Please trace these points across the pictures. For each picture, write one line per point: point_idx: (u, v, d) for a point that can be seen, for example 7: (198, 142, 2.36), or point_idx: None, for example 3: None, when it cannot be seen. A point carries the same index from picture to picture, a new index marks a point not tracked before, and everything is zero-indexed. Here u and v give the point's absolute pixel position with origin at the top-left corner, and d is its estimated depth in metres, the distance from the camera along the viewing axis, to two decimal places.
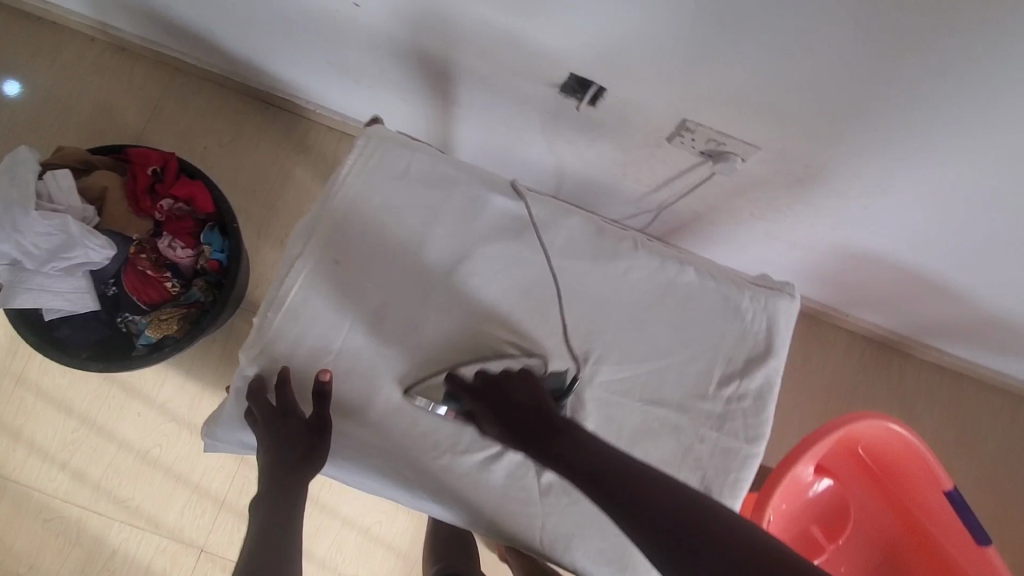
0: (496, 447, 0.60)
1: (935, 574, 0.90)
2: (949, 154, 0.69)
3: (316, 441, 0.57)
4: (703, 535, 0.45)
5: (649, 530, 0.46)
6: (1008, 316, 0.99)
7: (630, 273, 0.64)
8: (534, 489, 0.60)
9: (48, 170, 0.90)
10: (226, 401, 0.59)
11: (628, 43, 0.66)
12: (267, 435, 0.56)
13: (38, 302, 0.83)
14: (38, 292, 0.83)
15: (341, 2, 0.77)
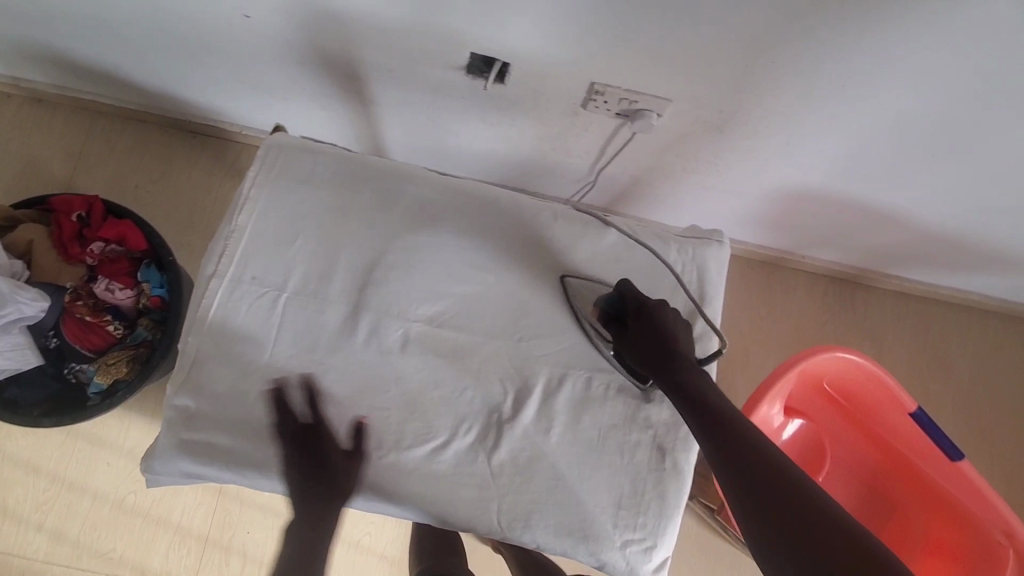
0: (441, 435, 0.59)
1: (915, 490, 0.92)
2: (853, 80, 0.69)
3: (336, 468, 0.57)
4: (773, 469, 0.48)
5: (728, 453, 0.50)
6: (952, 232, 0.99)
7: (552, 244, 0.64)
8: (485, 472, 0.59)
9: None
10: (159, 434, 0.57)
11: (518, 13, 0.65)
12: (282, 462, 0.57)
13: None
14: None
15: (232, 16, 0.75)
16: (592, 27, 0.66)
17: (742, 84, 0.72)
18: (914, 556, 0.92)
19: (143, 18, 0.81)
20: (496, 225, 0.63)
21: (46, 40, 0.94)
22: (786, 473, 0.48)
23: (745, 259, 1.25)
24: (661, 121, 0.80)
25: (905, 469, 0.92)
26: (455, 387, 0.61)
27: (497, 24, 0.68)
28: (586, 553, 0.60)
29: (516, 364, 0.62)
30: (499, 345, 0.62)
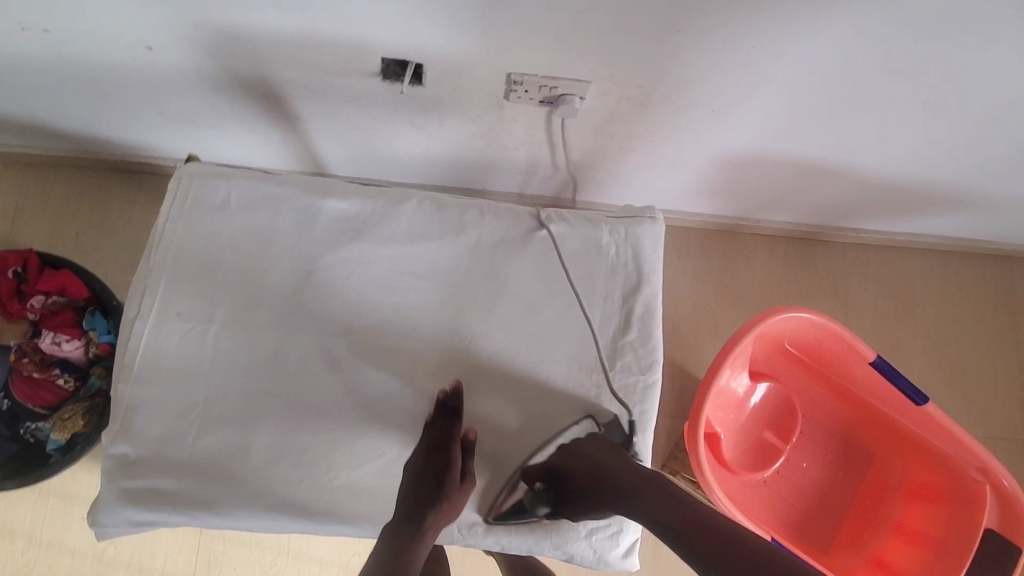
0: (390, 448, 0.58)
1: (887, 437, 0.93)
2: (763, 42, 0.68)
3: (444, 482, 0.55)
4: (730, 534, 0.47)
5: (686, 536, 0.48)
6: (894, 179, 1.00)
7: (481, 241, 0.63)
8: None
9: None
10: (100, 486, 0.56)
11: (418, 13, 0.64)
12: (420, 469, 0.55)
13: None
14: None
15: (135, 50, 0.74)
16: (494, 18, 0.65)
17: (656, 59, 0.71)
18: (895, 506, 0.92)
19: (47, 63, 0.79)
20: (422, 229, 0.62)
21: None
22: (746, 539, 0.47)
23: (702, 230, 1.25)
24: (585, 104, 0.80)
25: (874, 418, 0.93)
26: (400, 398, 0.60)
27: (400, 27, 0.67)
28: (553, 546, 0.59)
29: (459, 367, 0.61)
30: (439, 350, 0.61)
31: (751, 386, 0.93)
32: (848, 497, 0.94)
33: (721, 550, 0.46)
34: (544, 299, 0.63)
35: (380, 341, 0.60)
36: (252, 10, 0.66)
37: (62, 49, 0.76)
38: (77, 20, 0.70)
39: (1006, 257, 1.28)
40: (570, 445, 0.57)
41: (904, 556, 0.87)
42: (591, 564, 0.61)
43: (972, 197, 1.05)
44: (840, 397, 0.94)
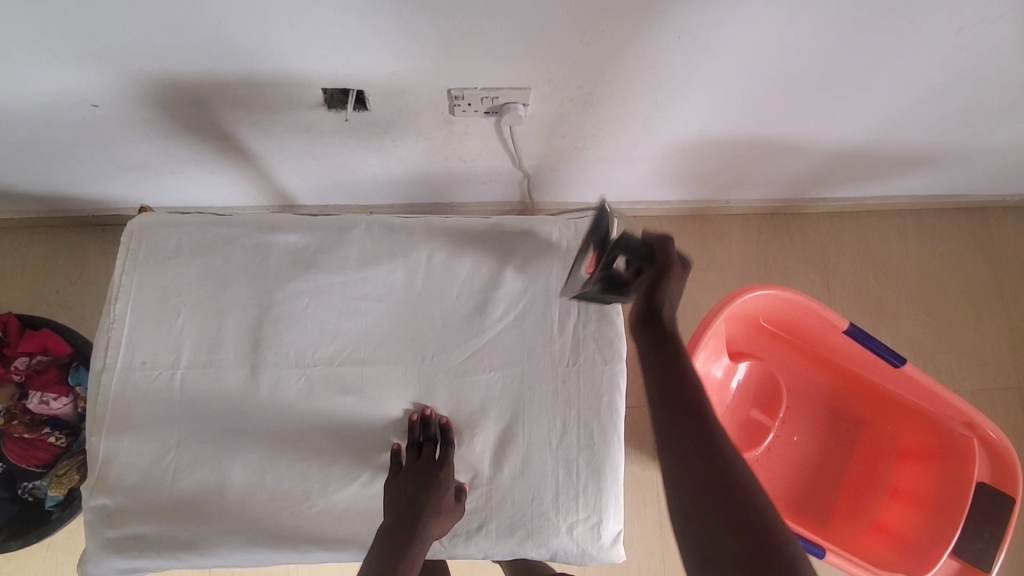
0: (364, 469, 0.59)
1: (872, 401, 0.93)
2: (688, 32, 0.70)
3: (436, 492, 0.56)
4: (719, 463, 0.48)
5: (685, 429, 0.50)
6: (850, 146, 1.01)
7: (434, 256, 0.64)
8: None
9: None
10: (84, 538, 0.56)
11: (346, 44, 0.66)
12: (408, 483, 0.57)
13: None
14: None
15: (83, 108, 0.76)
16: (421, 37, 0.66)
17: (590, 57, 0.72)
18: (890, 469, 0.92)
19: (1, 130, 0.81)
20: (375, 251, 0.64)
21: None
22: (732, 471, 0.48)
23: (673, 217, 1.26)
24: (529, 108, 0.81)
25: (861, 385, 0.93)
26: (368, 420, 0.60)
27: (331, 57, 0.68)
28: (536, 547, 0.60)
29: (425, 383, 0.61)
30: (403, 368, 0.62)
31: (732, 367, 0.93)
32: (844, 466, 0.93)
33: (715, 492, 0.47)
34: (502, 305, 0.64)
35: (346, 366, 0.61)
36: (187, 57, 0.67)
37: (12, 115, 0.77)
38: (21, 87, 0.71)
39: (980, 209, 1.28)
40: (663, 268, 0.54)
41: (903, 518, 0.87)
42: (576, 560, 0.61)
43: (933, 154, 1.05)
44: (825, 368, 0.94)
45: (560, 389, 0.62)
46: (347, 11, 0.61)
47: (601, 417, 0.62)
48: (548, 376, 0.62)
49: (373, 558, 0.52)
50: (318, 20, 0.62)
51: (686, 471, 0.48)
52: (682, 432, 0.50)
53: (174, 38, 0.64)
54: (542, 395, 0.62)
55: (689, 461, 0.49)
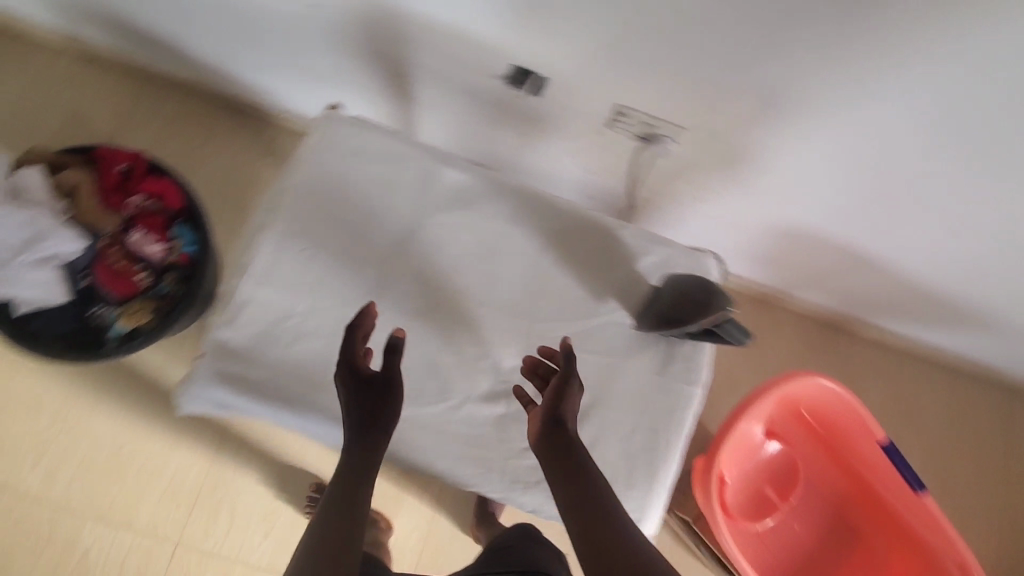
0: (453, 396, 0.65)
1: (879, 521, 0.97)
2: (846, 137, 0.77)
3: (365, 397, 0.57)
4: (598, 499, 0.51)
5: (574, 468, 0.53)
6: (929, 287, 1.07)
7: (570, 239, 0.70)
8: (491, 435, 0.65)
9: (24, 165, 0.94)
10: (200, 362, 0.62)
11: (557, 36, 0.74)
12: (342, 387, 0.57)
13: (10, 293, 0.87)
14: (10, 283, 0.87)
15: (298, 6, 0.84)
16: (623, 54, 0.73)
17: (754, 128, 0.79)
18: None
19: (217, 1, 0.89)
20: (523, 215, 0.70)
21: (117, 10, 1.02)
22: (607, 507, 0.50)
23: (740, 292, 1.33)
24: (675, 148, 0.88)
25: (871, 500, 0.98)
26: (471, 355, 0.67)
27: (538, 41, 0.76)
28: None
29: (528, 343, 0.67)
30: (514, 324, 0.67)
31: (762, 441, 0.98)
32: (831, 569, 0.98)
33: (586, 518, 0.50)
34: (614, 301, 0.70)
35: (466, 302, 0.67)
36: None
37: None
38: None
39: (1020, 392, 1.33)
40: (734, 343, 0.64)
41: None
42: None
43: (997, 321, 1.11)
44: (843, 472, 0.99)
45: (641, 392, 0.68)
46: (582, 12, 0.68)
47: (670, 427, 0.67)
48: (634, 376, 0.68)
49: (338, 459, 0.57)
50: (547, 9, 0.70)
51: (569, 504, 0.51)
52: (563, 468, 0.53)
53: None
54: (623, 391, 0.68)
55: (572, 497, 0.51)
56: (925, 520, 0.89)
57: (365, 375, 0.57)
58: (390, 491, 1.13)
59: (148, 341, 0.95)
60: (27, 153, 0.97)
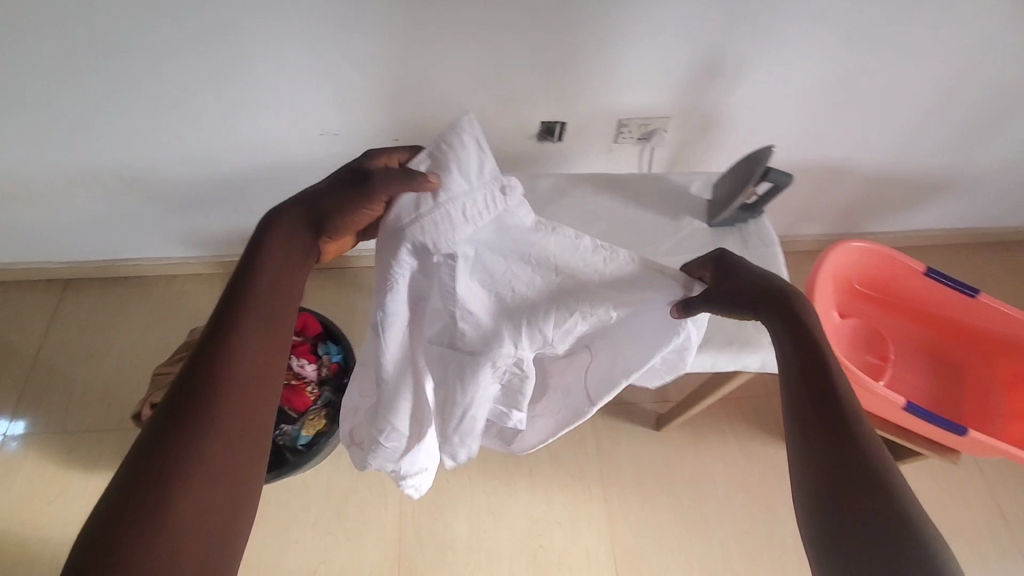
0: None
1: (965, 345, 1.13)
2: (778, 67, 1.06)
3: (341, 185, 0.63)
4: (862, 471, 0.51)
5: (815, 426, 0.56)
6: (896, 171, 1.34)
7: (643, 192, 0.95)
8: None
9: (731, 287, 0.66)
10: None
11: (557, 85, 1.06)
12: (335, 182, 0.64)
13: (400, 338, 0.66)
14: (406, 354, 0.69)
15: (385, 142, 1.16)
16: (614, 74, 1.05)
17: (731, 86, 1.08)
18: (999, 397, 1.09)
19: (257, 172, 1.22)
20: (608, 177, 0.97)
21: (222, 207, 1.30)
22: (867, 467, 0.51)
23: None
24: (669, 136, 1.18)
25: (959, 331, 1.13)
26: None
27: (550, 94, 1.08)
28: (725, 358, 0.83)
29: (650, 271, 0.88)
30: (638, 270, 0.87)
31: (845, 323, 1.14)
32: (946, 393, 1.12)
33: (844, 469, 0.52)
34: (679, 214, 0.93)
35: None
36: (458, 95, 1.07)
37: (277, 154, 1.18)
38: (342, 122, 1.12)
39: (1002, 240, 1.59)
40: (771, 175, 0.82)
41: None
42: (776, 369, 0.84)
43: (950, 179, 1.38)
44: (913, 319, 1.16)
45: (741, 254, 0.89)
46: (568, 44, 0.99)
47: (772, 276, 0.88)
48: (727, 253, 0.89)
49: (250, 293, 0.58)
50: (554, 71, 1.04)
51: (820, 457, 0.54)
52: (817, 435, 0.55)
53: (461, 82, 1.05)
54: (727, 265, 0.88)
55: (822, 451, 0.54)
56: (983, 313, 1.08)
57: (357, 176, 0.63)
58: (563, 515, 1.20)
59: (330, 444, 1.12)
60: (158, 375, 1.12)
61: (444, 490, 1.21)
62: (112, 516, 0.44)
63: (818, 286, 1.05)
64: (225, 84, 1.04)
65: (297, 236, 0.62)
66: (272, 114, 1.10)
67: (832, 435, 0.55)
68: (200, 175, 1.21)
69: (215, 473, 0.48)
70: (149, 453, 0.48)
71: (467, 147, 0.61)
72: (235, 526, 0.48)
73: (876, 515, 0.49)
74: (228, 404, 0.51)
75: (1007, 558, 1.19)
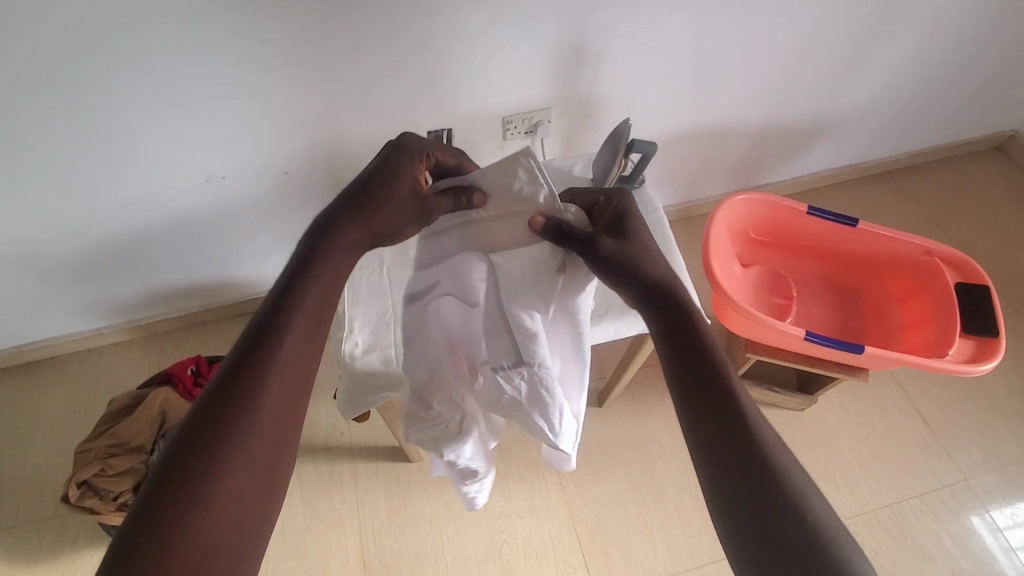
0: None
1: (858, 271, 1.22)
2: (639, 45, 1.12)
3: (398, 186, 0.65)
4: (760, 464, 0.50)
5: (708, 420, 0.53)
6: (773, 124, 1.43)
7: (529, 182, 0.99)
8: None
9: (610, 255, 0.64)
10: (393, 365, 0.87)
11: (434, 94, 1.09)
12: (380, 179, 0.64)
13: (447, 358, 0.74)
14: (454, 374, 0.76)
15: (277, 176, 1.16)
16: (486, 75, 1.08)
17: (600, 67, 1.13)
18: (895, 312, 1.18)
19: (152, 227, 1.19)
20: None
21: (125, 271, 1.26)
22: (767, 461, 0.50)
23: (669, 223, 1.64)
24: (554, 125, 1.23)
25: (850, 258, 1.21)
26: None
27: (430, 105, 1.11)
28: (625, 323, 0.91)
29: None
30: None
31: (746, 272, 1.21)
32: (847, 318, 1.20)
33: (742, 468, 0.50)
34: None
35: None
36: (339, 120, 1.09)
37: (168, 206, 1.16)
38: (228, 165, 1.11)
39: (884, 170, 1.71)
40: (636, 144, 0.88)
41: (924, 336, 1.09)
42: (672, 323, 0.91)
43: (824, 123, 1.47)
44: (808, 256, 1.24)
45: None
46: (434, 54, 1.02)
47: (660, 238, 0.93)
48: None
49: (304, 281, 0.57)
50: (427, 82, 1.06)
51: (718, 456, 0.51)
52: (713, 429, 0.53)
53: (339, 107, 1.06)
54: None
55: (718, 446, 0.52)
56: (866, 238, 1.15)
57: (392, 184, 0.64)
58: (522, 506, 1.22)
59: None
60: (80, 453, 1.08)
61: (402, 509, 1.21)
62: (149, 504, 0.44)
63: (712, 241, 1.10)
64: (96, 147, 1.02)
65: (346, 225, 0.61)
66: (153, 170, 1.08)
67: (726, 428, 0.52)
68: (93, 242, 1.18)
69: (247, 464, 0.48)
70: (191, 435, 0.47)
71: (520, 176, 0.68)
72: (251, 547, 0.47)
73: (783, 505, 0.47)
74: (269, 394, 0.50)
75: (935, 460, 1.28)
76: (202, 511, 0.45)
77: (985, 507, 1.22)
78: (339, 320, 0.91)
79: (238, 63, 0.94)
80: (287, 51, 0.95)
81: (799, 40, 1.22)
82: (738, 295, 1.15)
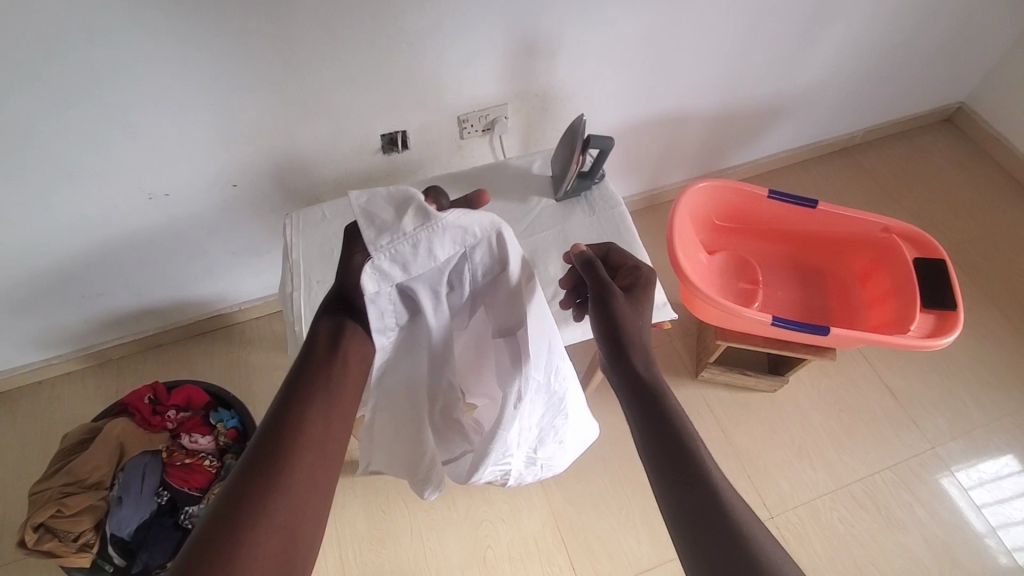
0: None
1: (820, 251, 1.23)
2: (592, 38, 1.10)
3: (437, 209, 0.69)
4: (710, 496, 0.49)
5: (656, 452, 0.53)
6: (731, 109, 1.43)
7: (487, 183, 0.96)
8: None
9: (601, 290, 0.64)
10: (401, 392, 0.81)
11: (385, 98, 1.06)
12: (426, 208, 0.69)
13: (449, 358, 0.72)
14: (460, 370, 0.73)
15: (226, 190, 1.11)
16: (437, 76, 1.05)
17: (553, 62, 1.11)
18: (858, 290, 1.19)
19: (95, 251, 1.13)
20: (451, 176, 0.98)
21: (71, 299, 1.20)
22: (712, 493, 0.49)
23: (633, 213, 1.64)
24: (511, 121, 1.20)
25: (811, 239, 1.22)
26: None
27: (381, 108, 1.07)
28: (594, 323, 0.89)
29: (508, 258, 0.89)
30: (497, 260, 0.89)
31: (712, 259, 1.21)
32: (812, 299, 1.21)
33: (694, 495, 0.50)
34: (527, 197, 0.95)
35: None
36: (287, 129, 1.04)
37: (111, 228, 1.10)
38: (172, 181, 1.06)
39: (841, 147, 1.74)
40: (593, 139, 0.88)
41: (886, 312, 1.11)
42: None
43: (780, 105, 1.49)
44: (771, 239, 1.24)
45: (590, 221, 0.93)
46: (382, 58, 0.98)
47: (623, 235, 0.91)
48: (577, 224, 0.92)
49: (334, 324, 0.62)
50: (377, 85, 1.03)
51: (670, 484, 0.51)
52: (663, 458, 0.53)
53: (285, 116, 1.02)
54: (579, 235, 0.91)
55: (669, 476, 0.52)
56: (826, 218, 1.16)
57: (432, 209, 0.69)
58: (503, 508, 1.21)
59: None
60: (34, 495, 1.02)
61: (380, 521, 1.19)
62: (217, 515, 0.48)
63: (677, 229, 1.09)
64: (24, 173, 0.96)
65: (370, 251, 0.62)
66: (90, 192, 1.02)
67: (677, 459, 0.52)
68: (31, 272, 1.11)
69: (307, 483, 0.53)
70: (248, 463, 0.52)
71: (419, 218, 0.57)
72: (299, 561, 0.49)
73: (728, 538, 0.47)
74: (312, 429, 0.55)
75: (903, 430, 1.31)
76: (241, 539, 0.46)
77: (953, 472, 1.26)
78: (298, 340, 0.88)
79: (172, 78, 0.90)
80: (226, 63, 0.90)
81: (751, 25, 1.22)
82: (705, 283, 1.14)
